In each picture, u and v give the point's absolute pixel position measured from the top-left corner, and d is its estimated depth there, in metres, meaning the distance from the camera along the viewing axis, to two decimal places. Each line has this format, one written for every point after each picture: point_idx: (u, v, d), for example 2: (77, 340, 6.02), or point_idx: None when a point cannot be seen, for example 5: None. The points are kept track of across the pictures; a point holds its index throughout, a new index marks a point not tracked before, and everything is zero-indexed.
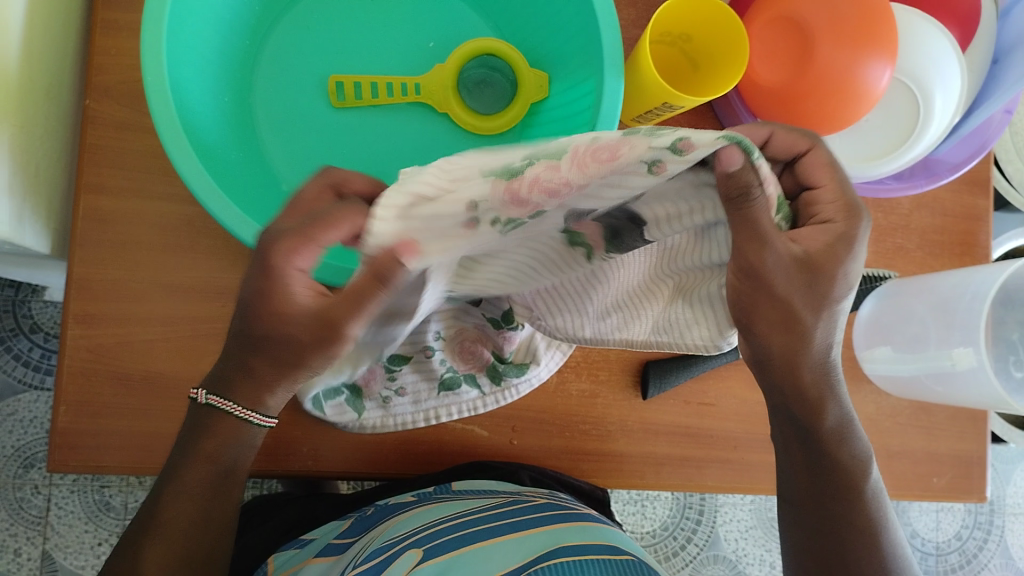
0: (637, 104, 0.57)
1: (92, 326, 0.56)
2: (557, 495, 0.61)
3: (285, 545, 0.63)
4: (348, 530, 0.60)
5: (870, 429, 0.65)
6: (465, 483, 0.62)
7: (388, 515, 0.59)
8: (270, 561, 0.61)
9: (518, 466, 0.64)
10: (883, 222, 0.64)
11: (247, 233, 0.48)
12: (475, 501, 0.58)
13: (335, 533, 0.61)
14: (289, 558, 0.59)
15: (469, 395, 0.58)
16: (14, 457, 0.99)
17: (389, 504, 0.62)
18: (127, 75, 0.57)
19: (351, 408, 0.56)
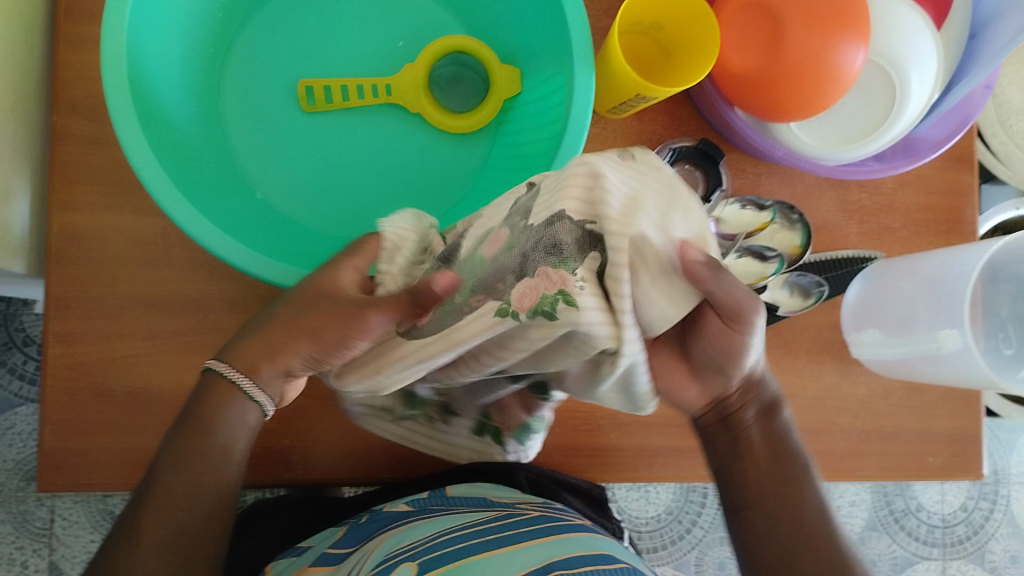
0: (609, 97, 0.56)
1: (74, 345, 0.56)
2: (552, 505, 0.60)
3: (284, 555, 0.63)
4: (346, 538, 0.59)
5: (863, 412, 0.65)
6: (463, 486, 0.61)
7: (386, 525, 0.58)
8: (270, 568, 0.61)
9: (516, 466, 0.63)
10: (867, 202, 0.64)
11: (222, 247, 0.48)
12: (471, 515, 0.57)
13: (332, 540, 0.60)
14: (288, 565, 0.59)
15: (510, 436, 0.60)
16: (16, 471, 1.01)
17: (384, 508, 0.61)
18: (94, 90, 0.56)
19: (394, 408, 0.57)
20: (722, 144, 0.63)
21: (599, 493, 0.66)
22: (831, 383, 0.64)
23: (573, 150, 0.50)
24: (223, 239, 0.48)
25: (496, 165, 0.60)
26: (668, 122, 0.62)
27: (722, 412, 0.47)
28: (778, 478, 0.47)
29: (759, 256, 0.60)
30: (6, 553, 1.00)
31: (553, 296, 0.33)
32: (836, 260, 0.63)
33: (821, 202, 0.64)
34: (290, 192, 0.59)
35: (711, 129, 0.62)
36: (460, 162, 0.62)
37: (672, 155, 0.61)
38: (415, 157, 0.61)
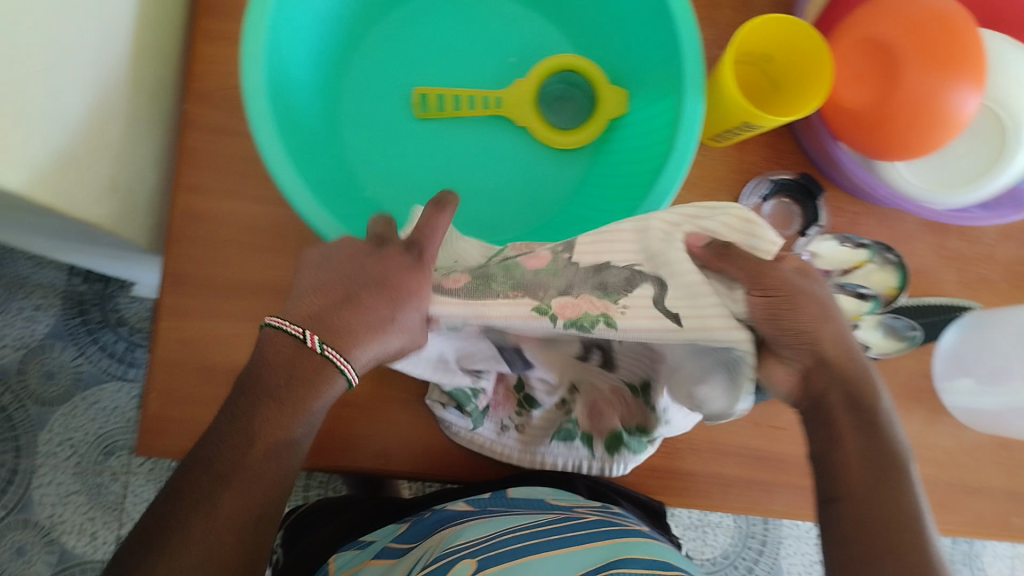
0: (715, 123, 0.57)
1: (183, 319, 0.59)
2: (609, 510, 0.59)
3: (347, 547, 0.64)
4: (407, 533, 0.60)
5: (948, 463, 0.64)
6: (522, 490, 0.61)
7: (441, 523, 0.59)
8: (332, 560, 0.62)
9: (574, 474, 0.63)
10: (967, 251, 0.64)
11: (315, 216, 0.49)
12: (529, 517, 0.56)
13: (393, 536, 0.61)
14: (350, 558, 0.60)
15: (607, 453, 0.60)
16: (96, 444, 1.07)
17: (445, 508, 0.62)
18: (227, 82, 0.60)
19: (472, 421, 0.58)
20: (822, 180, 0.63)
21: (659, 506, 0.65)
22: (918, 430, 0.63)
23: (679, 170, 0.51)
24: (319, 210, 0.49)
25: (596, 183, 0.61)
26: (769, 155, 0.63)
27: (814, 396, 0.43)
28: (874, 480, 0.42)
29: (855, 294, 0.60)
30: (78, 522, 1.04)
31: (595, 315, 0.40)
32: (931, 306, 0.63)
33: (919, 246, 0.64)
34: (395, 192, 0.61)
35: (812, 165, 0.63)
36: (561, 179, 0.63)
37: (770, 187, 0.62)
38: (518, 170, 0.63)
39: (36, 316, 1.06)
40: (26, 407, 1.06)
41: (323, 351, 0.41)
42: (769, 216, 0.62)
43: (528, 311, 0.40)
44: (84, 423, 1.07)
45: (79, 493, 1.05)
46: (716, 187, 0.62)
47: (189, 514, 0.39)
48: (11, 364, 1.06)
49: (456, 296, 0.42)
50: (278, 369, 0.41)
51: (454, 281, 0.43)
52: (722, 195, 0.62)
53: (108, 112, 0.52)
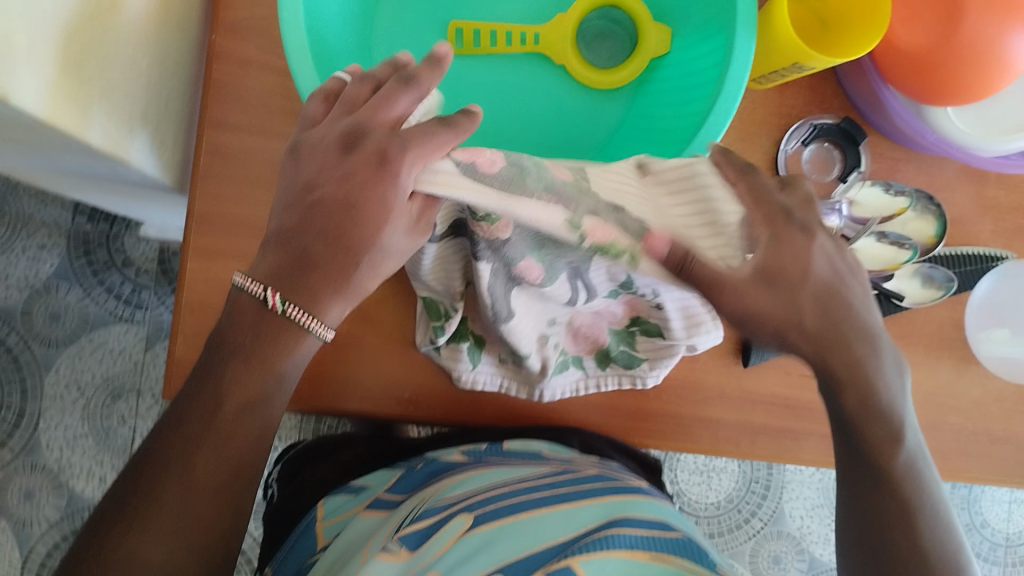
0: (762, 64, 0.56)
1: (210, 259, 0.57)
2: (608, 466, 0.62)
3: (337, 492, 0.62)
4: (398, 484, 0.59)
5: (975, 412, 0.64)
6: (517, 442, 0.64)
7: (437, 475, 0.59)
8: (321, 504, 0.60)
9: (570, 431, 0.66)
10: (1005, 200, 0.64)
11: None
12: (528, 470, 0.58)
13: (385, 485, 0.60)
14: (341, 503, 0.59)
15: (610, 371, 0.60)
16: (103, 387, 1.06)
17: (439, 459, 0.62)
18: (256, 13, 0.58)
19: (469, 360, 0.57)
20: (863, 125, 0.62)
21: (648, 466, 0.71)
22: (948, 380, 0.63)
23: (728, 110, 0.50)
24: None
25: (635, 126, 0.60)
26: (811, 98, 0.61)
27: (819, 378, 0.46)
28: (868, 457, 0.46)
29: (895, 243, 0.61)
30: (86, 464, 1.04)
31: (625, 245, 0.37)
32: (965, 256, 0.63)
33: (958, 195, 0.63)
34: None
35: (854, 110, 0.62)
36: (595, 121, 0.62)
37: (811, 131, 0.61)
38: (552, 111, 0.61)
39: (40, 256, 1.04)
40: (32, 349, 1.04)
41: (284, 310, 0.40)
42: (809, 162, 0.62)
43: (560, 224, 0.36)
44: (90, 365, 1.05)
45: (85, 436, 1.05)
46: (756, 130, 0.61)
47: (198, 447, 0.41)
48: (16, 306, 1.04)
49: (487, 181, 0.35)
50: (243, 327, 0.41)
51: (490, 164, 0.35)
52: (762, 138, 0.61)
53: (138, 42, 0.50)
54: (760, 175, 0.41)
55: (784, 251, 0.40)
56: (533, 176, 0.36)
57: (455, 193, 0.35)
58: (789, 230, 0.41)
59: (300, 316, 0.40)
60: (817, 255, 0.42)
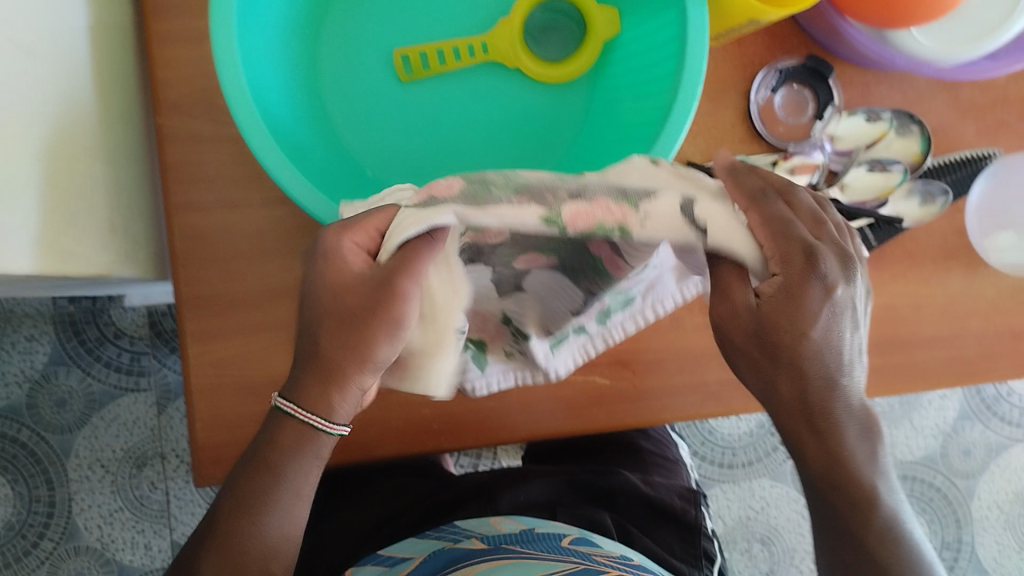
0: (716, 24, 0.55)
1: (212, 342, 0.56)
2: (627, 561, 0.56)
3: (365, 562, 0.60)
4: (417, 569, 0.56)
5: (993, 314, 0.64)
6: (548, 527, 0.61)
7: (455, 563, 0.56)
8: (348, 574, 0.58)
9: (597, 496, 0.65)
10: (981, 98, 0.63)
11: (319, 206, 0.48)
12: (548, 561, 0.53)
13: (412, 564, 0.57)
14: None
15: (616, 322, 0.53)
16: (126, 458, 1.05)
17: (461, 545, 0.58)
18: (195, 85, 0.55)
19: (476, 364, 0.53)
20: (828, 56, 0.61)
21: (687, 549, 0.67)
22: (959, 290, 0.63)
23: (695, 86, 0.49)
24: (304, 187, 0.47)
25: (602, 112, 0.59)
26: (770, 41, 0.60)
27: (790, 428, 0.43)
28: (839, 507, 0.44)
29: (882, 169, 0.61)
30: (129, 537, 1.04)
31: (609, 224, 0.35)
32: (955, 163, 0.62)
33: (935, 104, 0.62)
34: (397, 165, 0.58)
35: (816, 43, 0.60)
36: (561, 115, 0.60)
37: (778, 77, 0.60)
38: (517, 115, 0.60)
39: (32, 346, 1.03)
40: (47, 438, 1.04)
41: (283, 407, 0.45)
42: (782, 106, 0.61)
43: (536, 221, 0.35)
44: (109, 441, 1.05)
45: (121, 509, 1.04)
46: (723, 86, 0.59)
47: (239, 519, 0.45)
48: (21, 401, 1.03)
49: (448, 202, 0.36)
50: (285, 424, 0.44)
51: (446, 189, 0.37)
52: (731, 93, 0.60)
53: (88, 153, 0.48)
54: (776, 201, 0.39)
55: (792, 311, 0.38)
56: (493, 187, 0.36)
57: (428, 223, 0.36)
58: (804, 276, 0.38)
59: (302, 416, 0.44)
60: (828, 308, 0.39)
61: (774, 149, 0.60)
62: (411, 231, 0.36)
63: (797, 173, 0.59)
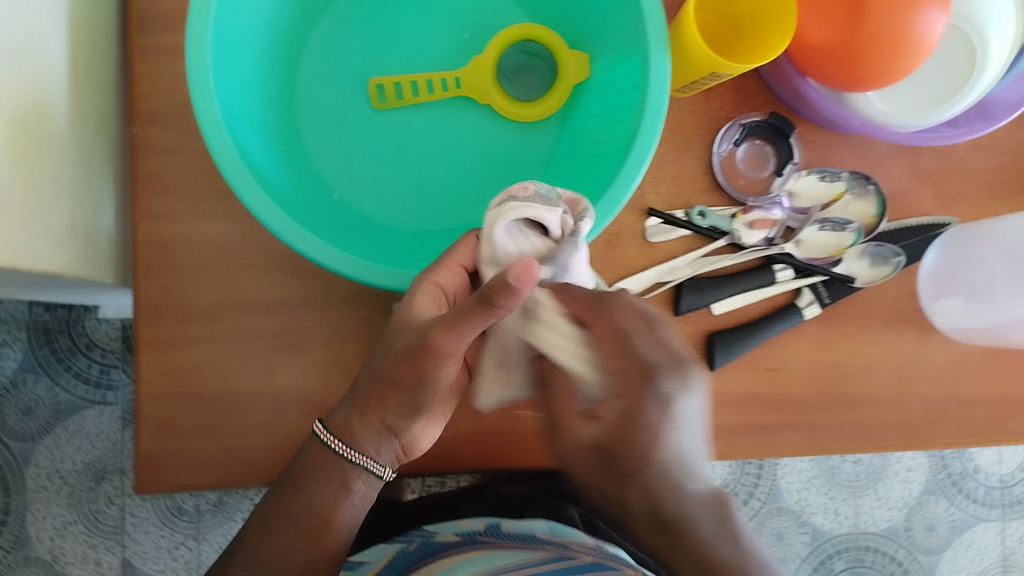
0: (680, 77, 0.57)
1: (165, 350, 0.56)
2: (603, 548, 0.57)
3: None
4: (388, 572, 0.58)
5: (943, 379, 0.64)
6: (517, 522, 0.60)
7: (426, 562, 0.57)
8: None
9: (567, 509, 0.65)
10: (940, 166, 0.64)
11: (310, 248, 0.49)
12: (517, 556, 0.54)
13: (379, 564, 0.59)
14: None
15: None
16: (86, 472, 1.04)
17: (435, 542, 0.60)
18: (173, 98, 0.57)
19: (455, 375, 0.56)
20: (792, 115, 0.63)
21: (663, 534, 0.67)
22: (910, 352, 0.64)
23: (655, 129, 0.50)
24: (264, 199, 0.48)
25: (569, 152, 0.60)
26: (736, 97, 0.62)
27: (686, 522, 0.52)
28: None
29: (838, 229, 0.63)
30: (80, 552, 1.03)
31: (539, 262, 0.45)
32: (909, 228, 0.63)
33: (894, 168, 0.64)
34: (365, 189, 0.60)
35: (781, 102, 0.62)
36: (530, 152, 0.62)
37: (741, 131, 0.62)
38: (485, 149, 0.61)
39: (3, 351, 1.03)
40: (7, 445, 1.03)
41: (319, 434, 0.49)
42: (743, 160, 0.63)
43: (528, 253, 0.46)
44: (69, 452, 1.04)
45: (75, 523, 1.03)
46: (687, 136, 0.61)
47: (259, 537, 0.49)
48: None
49: (533, 203, 0.45)
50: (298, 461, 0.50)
51: (528, 193, 0.47)
52: (693, 144, 0.61)
53: (59, 154, 0.50)
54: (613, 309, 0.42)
55: (630, 431, 0.39)
56: (558, 218, 0.46)
57: (512, 209, 0.45)
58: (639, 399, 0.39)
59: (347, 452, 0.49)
60: (670, 426, 0.39)
61: (734, 202, 0.62)
62: (523, 197, 0.46)
63: (754, 228, 0.62)
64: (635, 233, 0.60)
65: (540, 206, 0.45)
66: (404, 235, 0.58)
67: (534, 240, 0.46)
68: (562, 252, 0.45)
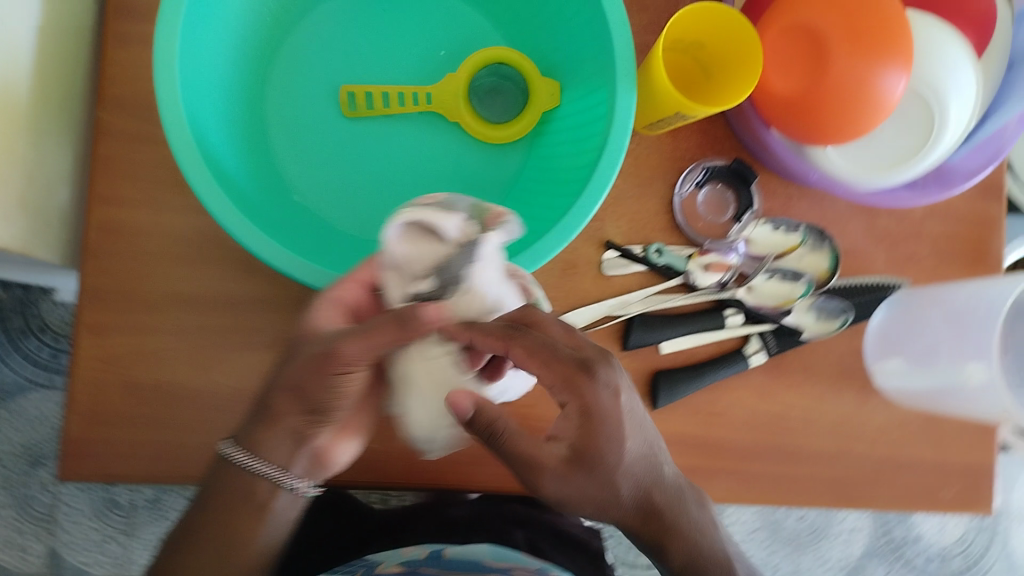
0: (646, 114, 0.58)
1: (104, 334, 0.56)
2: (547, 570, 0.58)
3: None
4: None
5: (880, 439, 0.65)
6: (459, 549, 0.60)
7: None
8: None
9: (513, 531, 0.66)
10: (896, 229, 0.65)
11: (255, 242, 0.48)
12: None
13: None
14: None
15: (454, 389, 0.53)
16: (23, 455, 1.02)
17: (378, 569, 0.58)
18: (140, 85, 0.57)
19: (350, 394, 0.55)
20: (755, 165, 0.64)
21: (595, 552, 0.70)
22: (850, 409, 0.64)
23: (614, 161, 0.51)
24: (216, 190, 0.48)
25: (532, 177, 0.61)
26: (702, 142, 0.63)
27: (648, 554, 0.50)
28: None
29: (790, 278, 0.64)
30: (8, 534, 1.01)
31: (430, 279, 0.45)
32: (861, 286, 0.65)
33: (850, 227, 0.65)
34: (325, 194, 0.59)
35: (745, 151, 0.63)
36: (494, 174, 0.62)
37: (704, 174, 0.63)
38: (449, 165, 0.62)
39: None
40: None
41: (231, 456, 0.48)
42: (703, 203, 0.64)
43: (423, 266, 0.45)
44: (7, 434, 1.01)
45: (6, 506, 1.01)
46: (650, 175, 0.61)
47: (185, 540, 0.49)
48: None
49: (427, 215, 0.45)
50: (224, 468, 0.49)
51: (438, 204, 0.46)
52: (656, 182, 0.62)
53: (14, 128, 0.50)
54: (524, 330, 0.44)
55: (593, 425, 0.44)
56: (455, 229, 0.45)
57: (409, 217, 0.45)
58: (590, 392, 0.43)
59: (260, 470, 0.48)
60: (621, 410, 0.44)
61: (693, 243, 0.62)
62: (420, 205, 0.46)
63: (709, 271, 0.63)
64: (592, 265, 0.60)
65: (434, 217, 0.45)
66: (368, 245, 0.58)
67: (433, 250, 0.45)
68: (454, 263, 0.45)
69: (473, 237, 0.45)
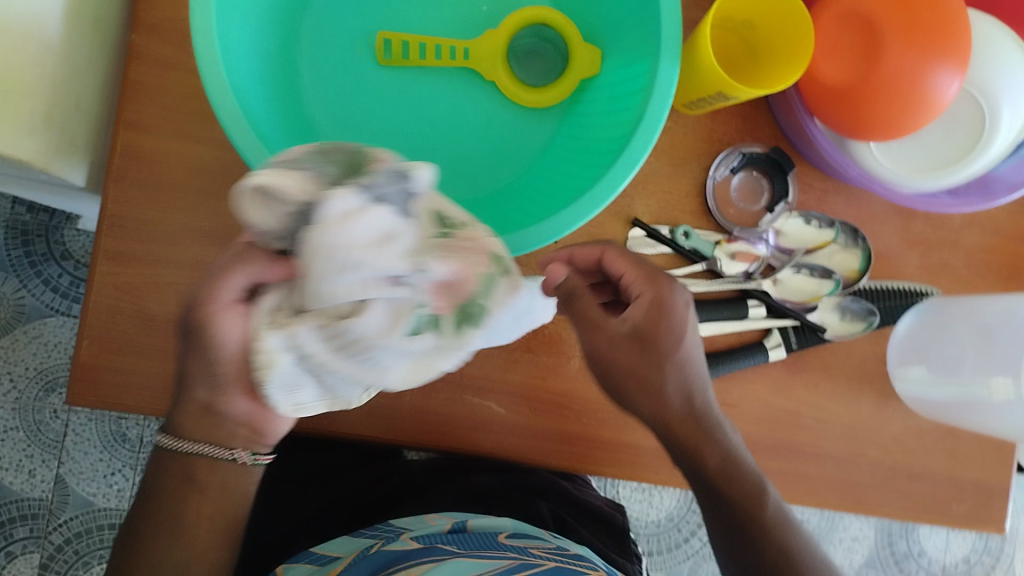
0: (687, 91, 0.56)
1: (119, 262, 0.55)
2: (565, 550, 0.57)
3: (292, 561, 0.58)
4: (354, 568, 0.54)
5: (894, 447, 0.64)
6: (482, 522, 0.60)
7: (389, 562, 0.53)
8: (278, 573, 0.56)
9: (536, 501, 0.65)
10: (932, 236, 0.63)
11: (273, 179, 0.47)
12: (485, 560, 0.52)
13: (346, 561, 0.55)
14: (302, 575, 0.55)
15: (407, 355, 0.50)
16: (36, 379, 1.03)
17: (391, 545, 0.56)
18: (176, 14, 0.56)
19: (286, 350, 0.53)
20: (794, 155, 0.62)
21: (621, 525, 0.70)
22: (867, 414, 0.63)
23: (651, 133, 0.49)
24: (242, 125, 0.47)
25: (563, 145, 0.59)
26: (742, 127, 0.61)
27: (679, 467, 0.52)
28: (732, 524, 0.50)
29: (818, 275, 0.63)
30: (15, 459, 1.01)
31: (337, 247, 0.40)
32: (890, 290, 0.62)
33: (886, 228, 0.63)
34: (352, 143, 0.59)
35: (786, 140, 0.61)
36: (525, 139, 0.61)
37: (741, 160, 0.61)
38: (480, 126, 0.60)
39: None
40: None
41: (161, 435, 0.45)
42: (737, 189, 0.62)
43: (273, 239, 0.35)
44: (23, 357, 1.02)
45: (16, 429, 1.02)
46: (685, 155, 0.60)
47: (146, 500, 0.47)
48: None
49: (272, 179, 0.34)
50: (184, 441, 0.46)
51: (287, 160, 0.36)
52: (690, 163, 0.60)
53: (44, 44, 0.49)
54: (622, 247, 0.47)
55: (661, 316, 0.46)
56: (300, 192, 0.34)
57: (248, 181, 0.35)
58: (667, 286, 0.47)
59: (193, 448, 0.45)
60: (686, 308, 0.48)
61: (721, 229, 0.61)
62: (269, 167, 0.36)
63: (735, 260, 0.61)
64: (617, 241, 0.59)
65: (282, 180, 0.34)
66: None
67: (275, 215, 0.35)
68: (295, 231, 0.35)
69: (320, 196, 0.34)
